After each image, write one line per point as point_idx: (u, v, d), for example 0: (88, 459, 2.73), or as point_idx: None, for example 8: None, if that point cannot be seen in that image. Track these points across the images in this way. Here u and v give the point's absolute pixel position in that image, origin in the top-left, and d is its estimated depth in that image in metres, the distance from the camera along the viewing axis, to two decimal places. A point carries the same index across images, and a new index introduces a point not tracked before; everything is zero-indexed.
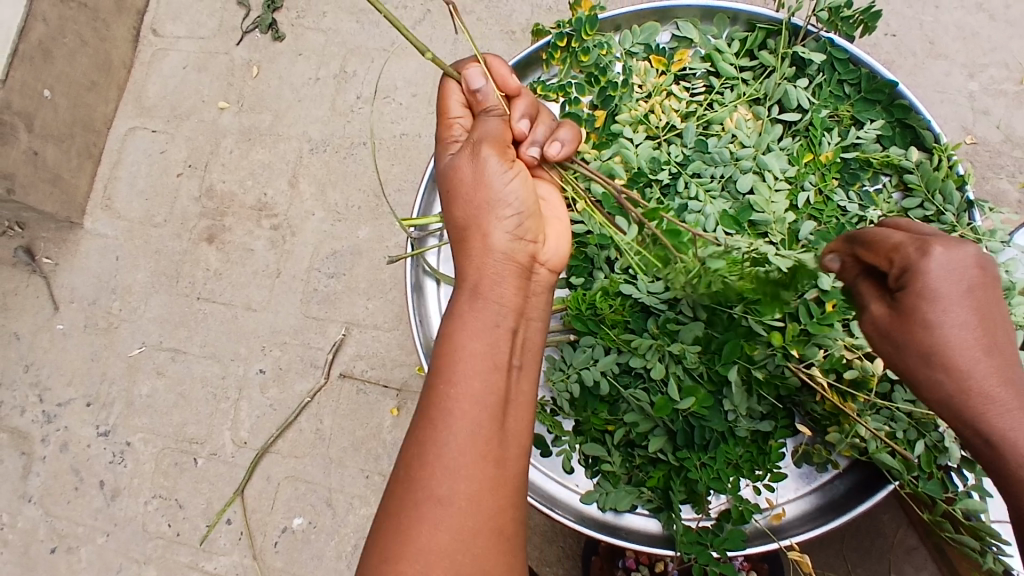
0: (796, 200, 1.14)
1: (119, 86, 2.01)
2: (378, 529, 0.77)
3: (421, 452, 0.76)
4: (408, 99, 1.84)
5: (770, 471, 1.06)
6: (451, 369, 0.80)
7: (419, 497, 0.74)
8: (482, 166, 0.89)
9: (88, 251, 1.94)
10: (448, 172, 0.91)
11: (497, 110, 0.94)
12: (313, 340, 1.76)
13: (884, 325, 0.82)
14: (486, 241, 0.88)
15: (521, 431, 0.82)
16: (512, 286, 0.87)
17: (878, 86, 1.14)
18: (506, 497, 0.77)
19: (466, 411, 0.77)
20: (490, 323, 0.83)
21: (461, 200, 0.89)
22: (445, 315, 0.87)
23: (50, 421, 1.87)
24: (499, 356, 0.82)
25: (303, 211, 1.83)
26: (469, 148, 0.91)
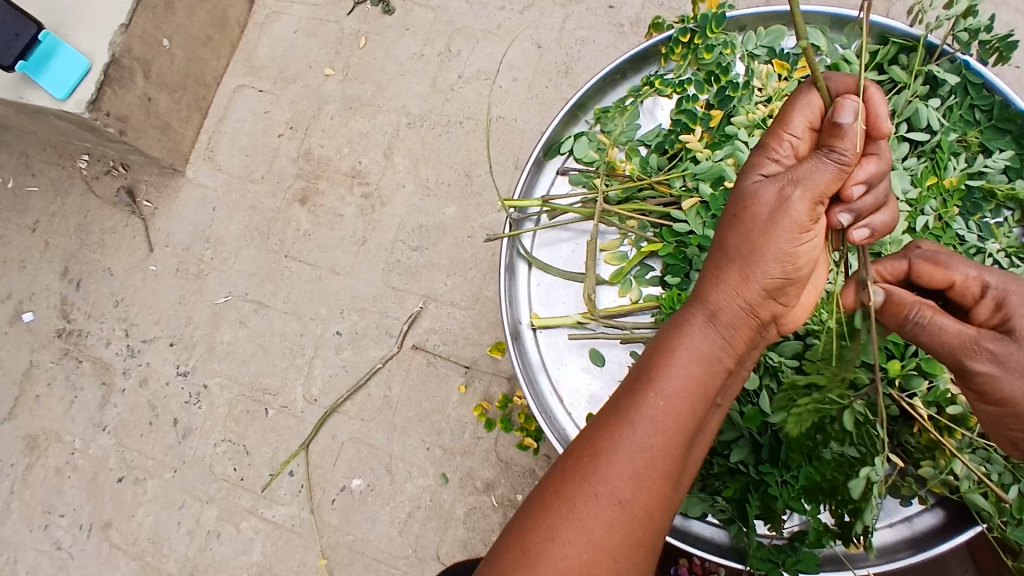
0: (913, 223, 1.11)
1: (232, 45, 2.10)
2: (538, 495, 0.77)
3: (610, 447, 0.75)
4: (509, 83, 1.85)
5: (855, 498, 1.01)
6: (663, 382, 0.77)
7: (596, 491, 0.73)
8: (781, 210, 0.78)
9: (187, 200, 2.03)
10: (748, 196, 0.81)
11: (844, 157, 0.76)
12: (390, 309, 1.80)
13: (1011, 355, 0.88)
14: (745, 277, 0.81)
15: (694, 465, 0.81)
16: (750, 328, 0.82)
17: (1011, 115, 1.07)
18: (665, 525, 0.77)
19: (669, 431, 0.75)
20: (716, 354, 0.80)
21: (740, 229, 0.81)
22: (671, 322, 0.83)
23: (133, 356, 1.97)
24: (711, 392, 0.80)
25: (394, 182, 1.87)
26: (782, 181, 0.79)
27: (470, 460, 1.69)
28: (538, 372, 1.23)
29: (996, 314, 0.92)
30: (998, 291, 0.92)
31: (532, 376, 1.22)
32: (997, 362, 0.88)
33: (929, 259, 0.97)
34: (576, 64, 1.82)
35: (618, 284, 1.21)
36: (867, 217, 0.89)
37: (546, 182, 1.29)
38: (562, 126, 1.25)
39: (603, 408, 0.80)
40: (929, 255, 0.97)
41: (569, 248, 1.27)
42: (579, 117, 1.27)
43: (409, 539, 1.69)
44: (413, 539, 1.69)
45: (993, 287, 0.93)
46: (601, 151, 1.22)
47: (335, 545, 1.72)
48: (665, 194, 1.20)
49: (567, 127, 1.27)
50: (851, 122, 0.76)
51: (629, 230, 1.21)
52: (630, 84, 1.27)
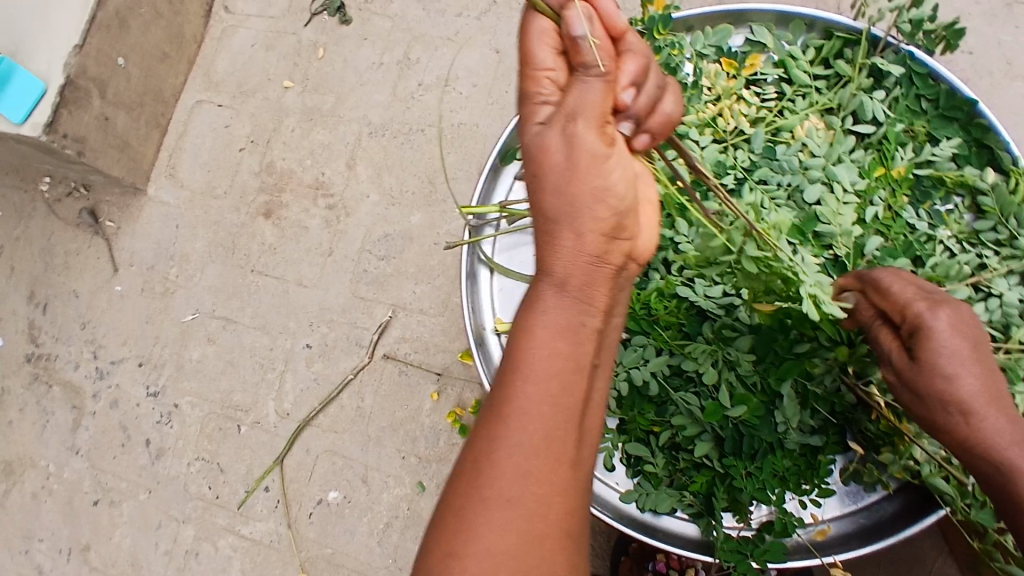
0: (864, 213, 1.12)
1: (189, 60, 2.08)
2: (437, 516, 0.75)
3: (491, 450, 0.72)
4: (468, 89, 1.85)
5: (818, 487, 1.05)
6: (526, 366, 0.73)
7: (484, 495, 0.71)
8: (578, 151, 0.75)
9: (150, 217, 2.01)
10: (539, 150, 0.77)
11: (600, 70, 0.75)
12: (360, 320, 1.80)
13: (905, 375, 0.90)
14: (580, 234, 0.77)
15: (592, 433, 0.78)
16: (605, 280, 0.78)
17: (957, 104, 1.10)
18: (573, 507, 0.74)
19: (546, 416, 0.72)
20: (576, 319, 0.76)
21: (552, 182, 0.76)
22: (525, 300, 0.79)
23: (102, 378, 1.94)
24: (582, 358, 0.75)
25: (358, 192, 1.87)
26: (560, 123, 0.76)
27: (446, 467, 1.69)
28: None
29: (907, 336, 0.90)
30: (909, 321, 0.89)
31: None
32: (895, 377, 0.93)
33: (874, 283, 0.93)
34: None
35: None
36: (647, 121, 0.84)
37: (505, 188, 1.30)
38: (517, 131, 1.26)
39: (479, 408, 0.77)
40: (873, 279, 0.93)
41: (530, 252, 1.27)
42: None
43: (388, 549, 1.69)
44: (392, 549, 1.69)
45: (907, 314, 0.89)
46: None
47: (313, 558, 1.72)
48: None
49: None
50: (584, 35, 0.74)
51: None
52: None
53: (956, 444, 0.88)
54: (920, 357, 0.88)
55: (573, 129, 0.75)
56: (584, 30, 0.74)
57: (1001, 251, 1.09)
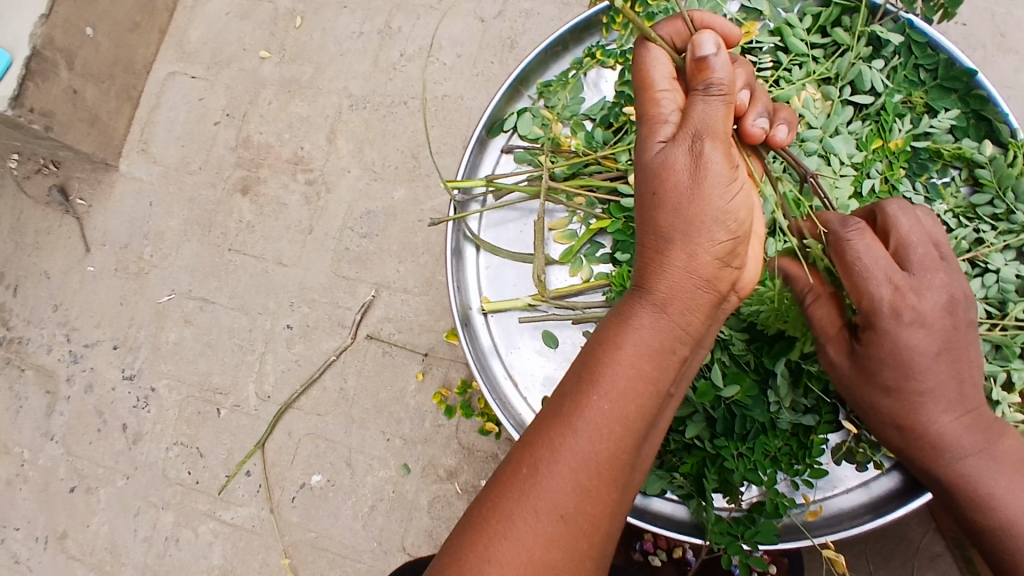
0: (861, 186, 1.08)
1: (161, 29, 1.98)
2: (477, 509, 0.74)
3: (553, 454, 0.73)
4: (452, 60, 1.79)
5: (810, 467, 1.02)
6: (610, 383, 0.75)
7: (537, 504, 0.71)
8: (705, 165, 0.79)
9: (122, 195, 1.93)
10: (664, 164, 0.80)
11: (721, 89, 0.81)
12: (342, 299, 1.75)
13: (862, 361, 0.93)
14: (690, 256, 0.80)
15: (645, 462, 0.81)
16: (699, 309, 0.81)
17: (956, 74, 1.06)
18: (614, 531, 0.76)
19: (616, 435, 0.74)
20: (665, 344, 0.79)
21: (669, 199, 0.80)
22: (619, 316, 0.81)
23: (77, 361, 1.88)
24: (663, 385, 0.79)
25: (339, 167, 1.81)
26: (687, 140, 0.80)
27: (431, 448, 1.66)
28: (490, 357, 1.20)
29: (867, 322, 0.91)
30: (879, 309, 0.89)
31: (484, 361, 1.19)
32: (846, 360, 0.95)
33: (837, 249, 0.90)
34: (521, 38, 1.77)
35: (568, 263, 1.19)
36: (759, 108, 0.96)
37: (491, 162, 1.25)
38: (504, 102, 1.21)
39: (545, 409, 0.78)
40: (835, 252, 0.90)
41: (516, 228, 1.23)
42: (521, 92, 1.22)
43: (373, 532, 1.66)
44: (377, 532, 1.66)
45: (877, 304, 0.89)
46: (545, 127, 1.18)
47: (297, 543, 1.69)
48: (611, 168, 1.16)
49: (509, 103, 1.22)
50: (714, 53, 0.83)
51: (577, 208, 1.17)
52: (573, 56, 1.23)
53: (892, 444, 0.98)
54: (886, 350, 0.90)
55: (699, 141, 0.79)
56: (710, 50, 0.83)
57: (998, 226, 1.06)
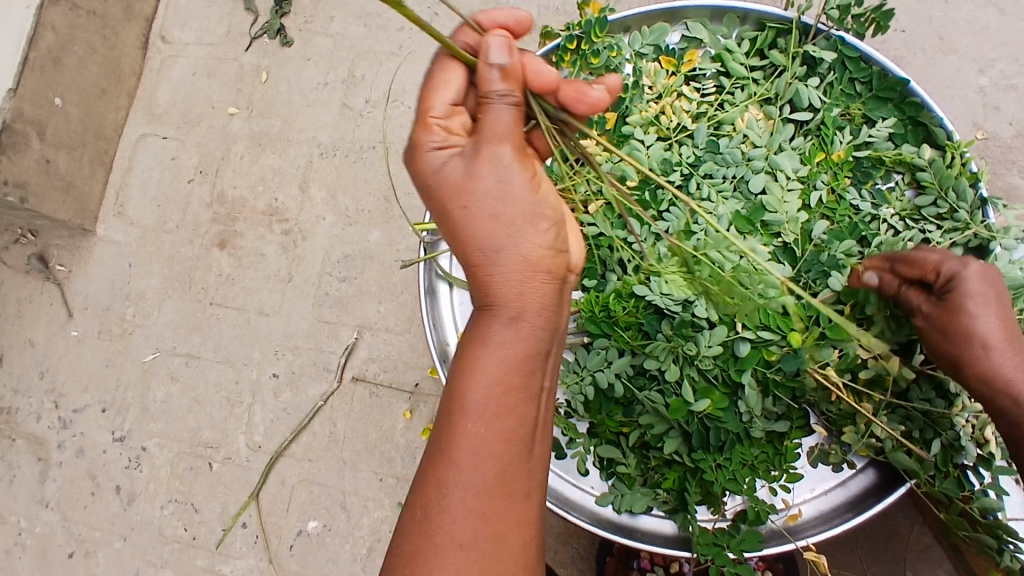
0: (809, 199, 1.13)
1: (129, 94, 2.03)
2: (391, 559, 0.81)
3: (442, 491, 0.79)
4: (417, 102, 1.84)
5: (786, 472, 1.07)
6: (473, 404, 0.81)
7: (438, 544, 0.78)
8: (503, 180, 0.86)
9: (102, 258, 1.95)
10: (469, 178, 0.86)
11: (512, 97, 0.87)
12: (326, 344, 1.77)
13: (938, 318, 0.98)
14: (520, 259, 0.87)
15: (542, 458, 0.87)
16: (548, 305, 0.88)
17: (889, 84, 1.12)
18: (529, 535, 0.83)
19: (495, 451, 0.80)
20: (525, 350, 0.85)
21: (484, 210, 0.86)
22: (472, 333, 0.87)
23: (66, 427, 1.88)
24: (533, 383, 0.85)
25: (313, 215, 1.84)
26: (484, 156, 0.86)
27: None
28: None
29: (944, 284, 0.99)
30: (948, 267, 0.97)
31: None
32: (923, 320, 1.00)
33: (901, 251, 1.01)
34: None
35: None
36: (581, 91, 0.97)
37: None
38: None
39: (426, 446, 0.84)
40: (902, 249, 1.01)
41: None
42: None
43: (373, 573, 1.66)
44: (377, 572, 1.66)
45: (945, 263, 0.98)
46: None
47: None
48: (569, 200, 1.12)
49: None
50: (501, 65, 0.86)
51: None
52: None
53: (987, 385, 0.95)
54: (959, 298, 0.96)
55: (490, 155, 0.86)
56: (500, 57, 0.86)
57: (944, 225, 1.11)
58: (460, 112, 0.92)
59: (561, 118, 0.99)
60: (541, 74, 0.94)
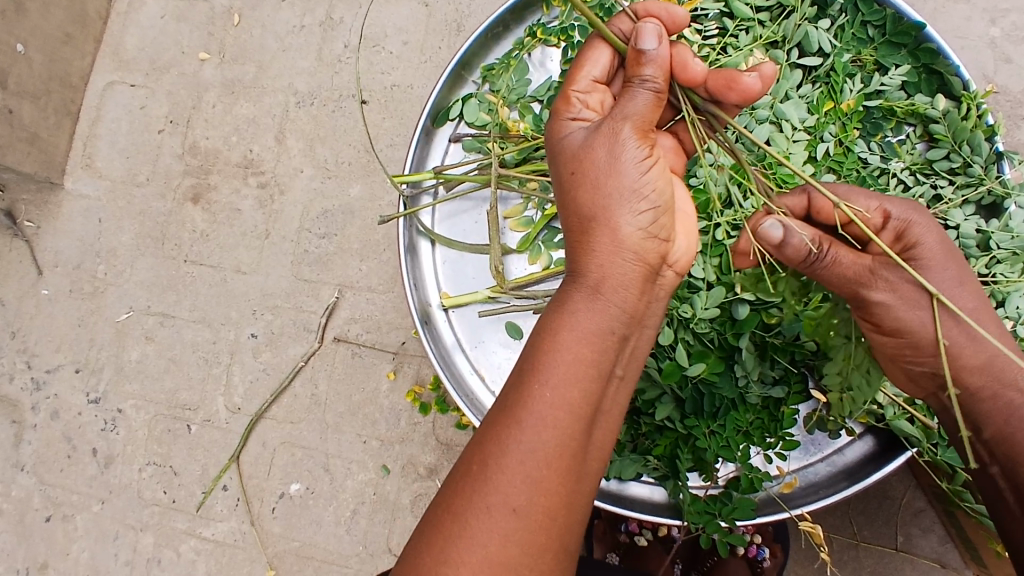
0: (815, 151, 1.06)
1: (95, 38, 1.90)
2: (432, 514, 0.75)
3: (502, 451, 0.73)
4: (399, 48, 1.73)
5: (782, 439, 1.02)
6: (553, 373, 0.76)
7: (488, 501, 0.72)
8: (618, 151, 0.83)
9: (70, 213, 1.86)
10: (582, 148, 0.85)
11: (655, 83, 0.84)
12: (306, 303, 1.70)
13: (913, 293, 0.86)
14: (612, 233, 0.83)
15: (602, 450, 0.81)
16: (636, 285, 0.83)
17: (904, 28, 1.04)
18: (573, 523, 0.76)
19: (562, 424, 0.75)
20: (604, 326, 0.80)
21: (589, 180, 0.84)
22: (555, 301, 0.83)
23: (39, 389, 1.82)
24: (606, 366, 0.80)
25: (291, 168, 1.75)
26: (606, 127, 0.84)
27: (409, 447, 1.64)
28: (454, 353, 1.18)
29: (897, 242, 0.88)
30: (904, 221, 0.87)
31: (448, 358, 1.17)
32: (895, 292, 0.86)
33: (831, 192, 0.90)
34: (467, 20, 1.71)
35: (527, 251, 1.16)
36: (736, 81, 0.90)
37: (439, 152, 1.21)
38: (447, 90, 1.16)
39: (491, 406, 0.79)
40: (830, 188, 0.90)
41: (471, 219, 1.19)
42: (465, 78, 1.18)
43: (357, 536, 1.64)
44: (361, 535, 1.64)
45: (896, 217, 0.88)
46: (492, 112, 1.13)
47: (282, 553, 1.66)
48: None
49: (453, 90, 1.18)
50: (652, 48, 0.83)
51: (531, 194, 1.13)
52: (515, 37, 1.19)
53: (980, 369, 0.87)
54: (925, 262, 0.87)
55: (611, 129, 0.84)
56: (651, 42, 0.83)
57: (956, 180, 1.04)
58: (601, 89, 0.92)
59: (709, 110, 0.96)
60: (691, 62, 0.89)
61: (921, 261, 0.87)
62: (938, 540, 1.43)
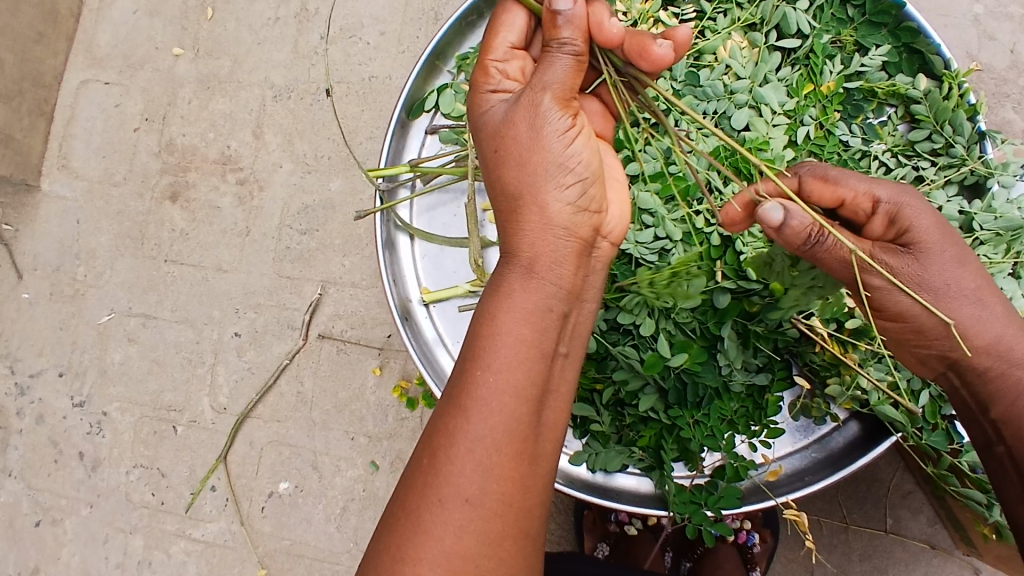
0: (795, 135, 1.04)
1: (68, 36, 1.86)
2: (390, 516, 0.74)
3: (448, 443, 0.72)
4: (376, 38, 1.70)
5: (767, 427, 1.02)
6: (489, 356, 0.75)
7: (442, 494, 0.71)
8: (539, 124, 0.81)
9: (48, 216, 1.83)
10: (504, 126, 0.83)
11: (575, 46, 0.80)
12: (289, 300, 1.68)
13: (911, 280, 0.83)
14: (545, 209, 0.82)
15: (557, 429, 0.79)
16: (570, 261, 0.82)
17: (884, 7, 1.02)
18: (534, 507, 0.75)
19: (505, 407, 0.74)
20: (541, 305, 0.79)
21: (514, 158, 0.82)
22: (491, 287, 0.82)
23: (24, 393, 1.80)
24: (548, 344, 0.78)
25: (270, 163, 1.73)
26: (524, 98, 0.81)
27: (398, 443, 1.63)
28: (435, 348, 1.16)
29: (891, 229, 0.84)
30: (894, 205, 0.83)
31: (429, 353, 1.15)
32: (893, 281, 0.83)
33: (817, 175, 0.87)
34: (444, 9, 1.68)
35: None
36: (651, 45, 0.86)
37: (416, 145, 1.19)
38: (421, 80, 1.14)
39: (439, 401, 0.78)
40: (818, 171, 0.87)
41: (449, 212, 1.18)
42: (441, 68, 1.16)
43: (348, 533, 1.63)
44: (352, 532, 1.63)
45: (885, 201, 0.84)
46: (468, 102, 1.11)
47: (272, 552, 1.65)
48: None
49: (428, 81, 1.16)
50: (567, 8, 0.79)
51: None
52: (490, 24, 1.17)
53: (989, 345, 0.83)
54: (923, 247, 0.82)
55: (530, 101, 0.81)
56: (567, 3, 0.79)
57: (938, 161, 1.04)
58: (520, 55, 0.89)
59: (630, 73, 0.92)
60: (605, 23, 0.86)
61: (919, 244, 0.82)
62: (926, 522, 1.44)
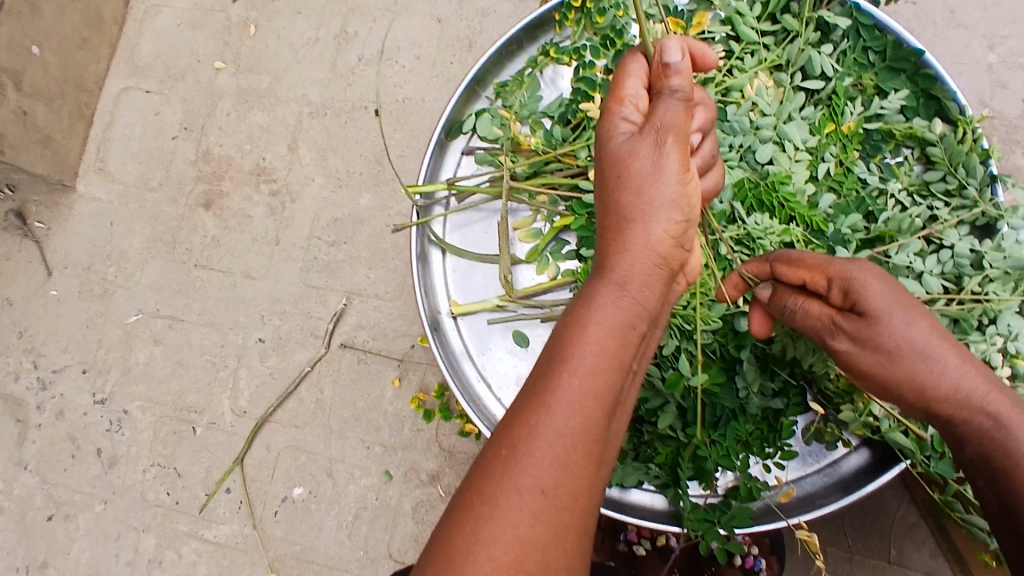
0: (816, 170, 1.10)
1: (112, 44, 1.94)
2: (458, 499, 0.73)
3: (529, 435, 0.72)
4: (412, 62, 1.77)
5: (781, 449, 1.06)
6: (578, 360, 0.75)
7: (517, 484, 0.70)
8: (661, 159, 0.83)
9: (81, 216, 1.89)
10: (627, 154, 0.85)
11: (683, 92, 0.85)
12: (314, 309, 1.73)
13: (871, 341, 0.90)
14: (648, 235, 0.84)
15: (617, 439, 0.80)
16: (658, 286, 0.84)
17: (904, 54, 1.08)
18: (594, 507, 0.76)
19: (587, 409, 0.74)
20: (628, 321, 0.80)
21: (629, 186, 0.84)
22: (579, 296, 0.82)
23: (45, 388, 1.84)
24: (626, 358, 0.79)
25: (303, 176, 1.79)
26: (651, 134, 0.84)
27: (412, 454, 1.66)
28: (462, 360, 1.21)
29: (848, 300, 0.91)
30: (846, 280, 0.90)
31: (456, 364, 1.20)
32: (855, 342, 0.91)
33: (783, 258, 0.96)
34: (478, 37, 1.75)
35: (535, 262, 1.18)
36: None
37: (452, 164, 1.25)
38: (461, 105, 1.20)
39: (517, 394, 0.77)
40: (783, 256, 0.96)
41: (481, 229, 1.23)
42: (479, 93, 1.22)
43: (358, 542, 1.65)
44: (362, 540, 1.65)
45: (839, 277, 0.91)
46: (504, 127, 1.16)
47: (283, 556, 1.67)
48: (571, 165, 1.16)
49: (467, 105, 1.21)
50: (677, 61, 0.85)
51: (540, 207, 1.16)
52: (528, 55, 1.23)
53: (947, 396, 0.88)
54: (877, 312, 0.88)
55: (658, 138, 0.83)
56: (675, 56, 0.86)
57: (952, 202, 1.08)
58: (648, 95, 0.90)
59: None
60: None
61: (875, 311, 0.89)
62: (930, 555, 1.45)
